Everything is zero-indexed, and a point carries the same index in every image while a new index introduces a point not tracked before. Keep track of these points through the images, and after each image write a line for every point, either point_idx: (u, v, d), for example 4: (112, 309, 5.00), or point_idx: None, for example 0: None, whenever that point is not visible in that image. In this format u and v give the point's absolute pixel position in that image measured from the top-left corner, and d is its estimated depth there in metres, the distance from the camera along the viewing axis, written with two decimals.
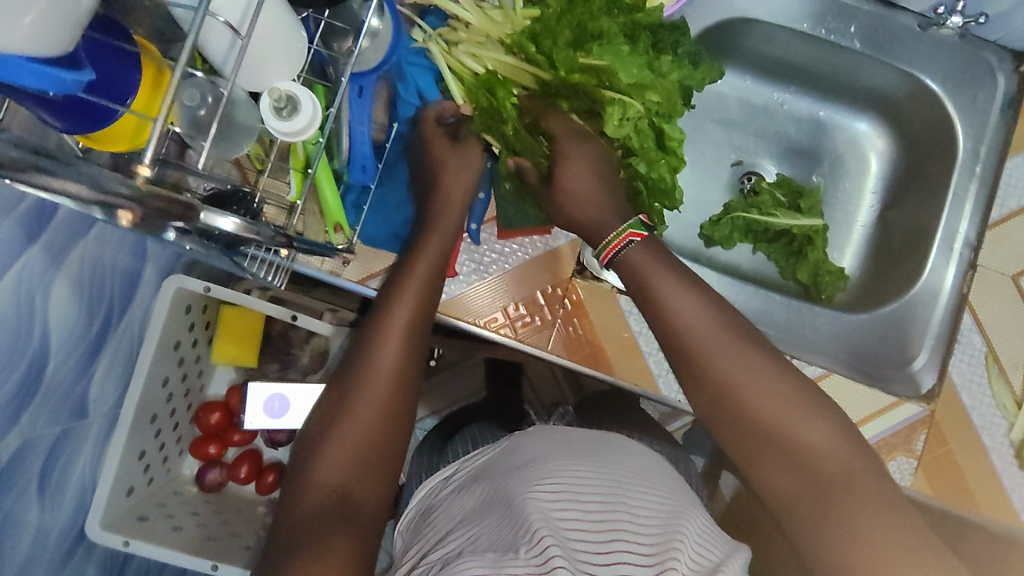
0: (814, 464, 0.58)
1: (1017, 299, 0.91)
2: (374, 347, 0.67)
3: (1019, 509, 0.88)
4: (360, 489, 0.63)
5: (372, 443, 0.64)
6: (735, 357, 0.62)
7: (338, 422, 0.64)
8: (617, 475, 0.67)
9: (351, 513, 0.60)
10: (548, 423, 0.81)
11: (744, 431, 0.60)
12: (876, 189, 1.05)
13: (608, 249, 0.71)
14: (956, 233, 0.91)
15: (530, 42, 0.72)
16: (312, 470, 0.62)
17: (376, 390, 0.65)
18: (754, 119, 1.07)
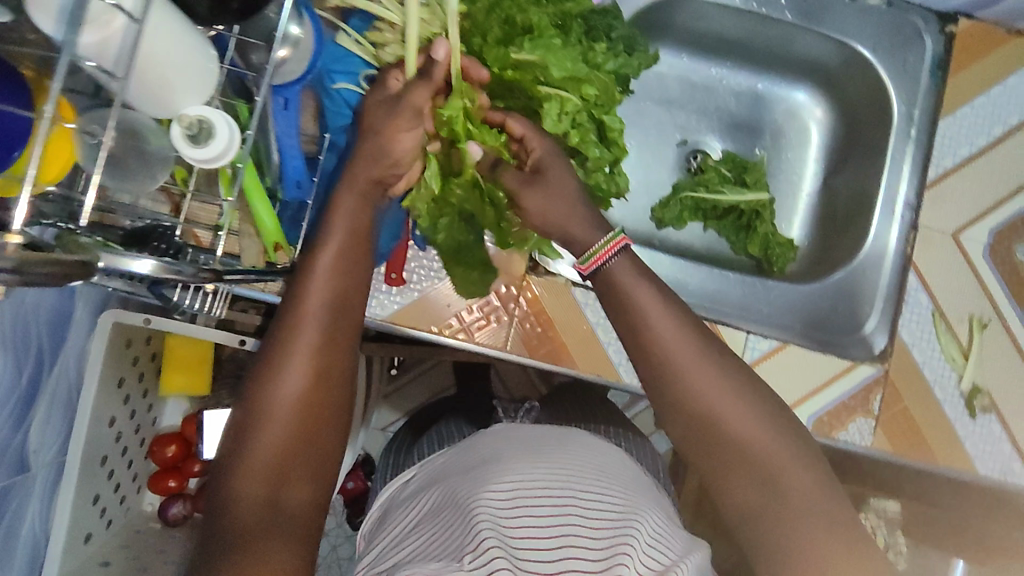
0: (763, 464, 0.61)
1: (958, 256, 0.92)
2: (292, 332, 0.61)
3: (971, 455, 0.90)
4: (291, 486, 0.59)
5: (301, 428, 0.60)
6: (702, 365, 0.63)
7: (259, 415, 0.59)
8: (575, 485, 0.70)
9: (284, 518, 0.57)
10: (514, 429, 0.82)
11: (698, 433, 0.63)
12: (818, 156, 1.07)
13: (590, 262, 0.68)
14: (896, 195, 0.94)
15: (460, 41, 0.72)
16: (237, 469, 0.58)
17: (297, 378, 0.60)
18: (695, 97, 1.09)
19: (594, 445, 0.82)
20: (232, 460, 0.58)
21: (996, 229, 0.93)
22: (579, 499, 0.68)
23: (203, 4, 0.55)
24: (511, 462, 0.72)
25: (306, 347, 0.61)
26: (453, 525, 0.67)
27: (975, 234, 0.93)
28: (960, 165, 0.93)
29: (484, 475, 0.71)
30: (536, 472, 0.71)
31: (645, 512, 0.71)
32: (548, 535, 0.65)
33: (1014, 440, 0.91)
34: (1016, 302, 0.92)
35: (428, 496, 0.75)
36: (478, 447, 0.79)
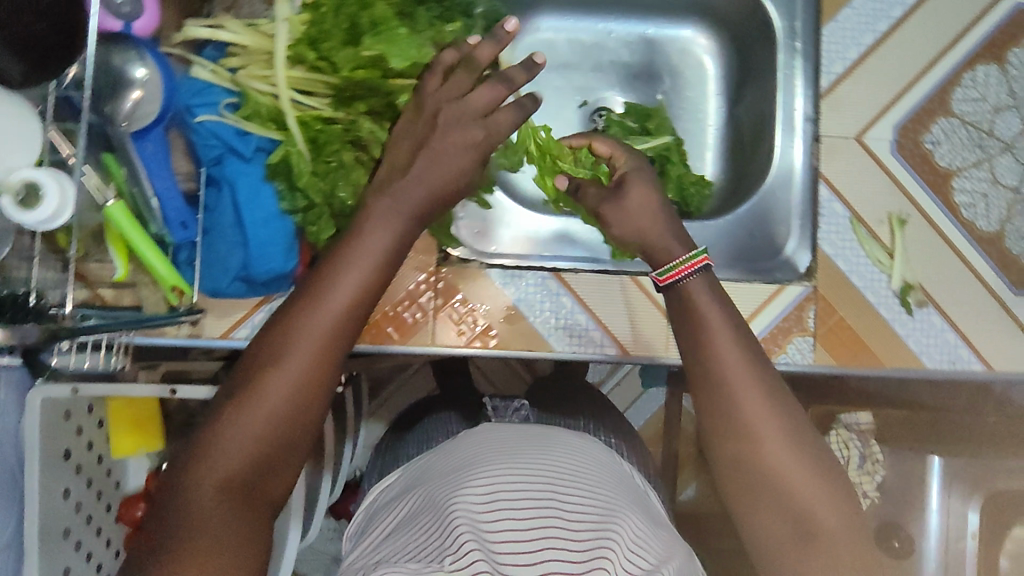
0: (795, 501, 0.60)
1: (866, 158, 0.92)
2: (301, 324, 0.59)
3: (917, 352, 0.90)
4: (259, 483, 0.57)
5: (287, 418, 0.58)
6: (755, 389, 0.63)
7: (242, 409, 0.57)
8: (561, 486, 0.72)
9: (249, 505, 0.57)
10: (505, 427, 0.83)
11: (733, 454, 0.63)
12: (718, 88, 1.06)
13: (672, 273, 0.70)
14: (794, 111, 0.94)
15: (311, 48, 0.71)
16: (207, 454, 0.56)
17: (291, 388, 0.58)
18: (587, 56, 1.07)
19: (585, 443, 0.84)
20: (203, 444, 0.57)
21: (898, 124, 0.93)
22: (563, 499, 0.70)
23: (15, 71, 0.53)
24: (497, 459, 0.74)
25: (311, 362, 0.58)
26: (432, 529, 0.69)
27: (879, 133, 0.92)
28: (852, 68, 0.92)
29: (468, 475, 0.72)
30: (525, 469, 0.72)
31: (626, 515, 0.71)
32: (528, 535, 0.66)
33: (955, 328, 0.91)
34: (931, 191, 0.92)
35: (412, 498, 0.77)
36: (469, 440, 0.80)
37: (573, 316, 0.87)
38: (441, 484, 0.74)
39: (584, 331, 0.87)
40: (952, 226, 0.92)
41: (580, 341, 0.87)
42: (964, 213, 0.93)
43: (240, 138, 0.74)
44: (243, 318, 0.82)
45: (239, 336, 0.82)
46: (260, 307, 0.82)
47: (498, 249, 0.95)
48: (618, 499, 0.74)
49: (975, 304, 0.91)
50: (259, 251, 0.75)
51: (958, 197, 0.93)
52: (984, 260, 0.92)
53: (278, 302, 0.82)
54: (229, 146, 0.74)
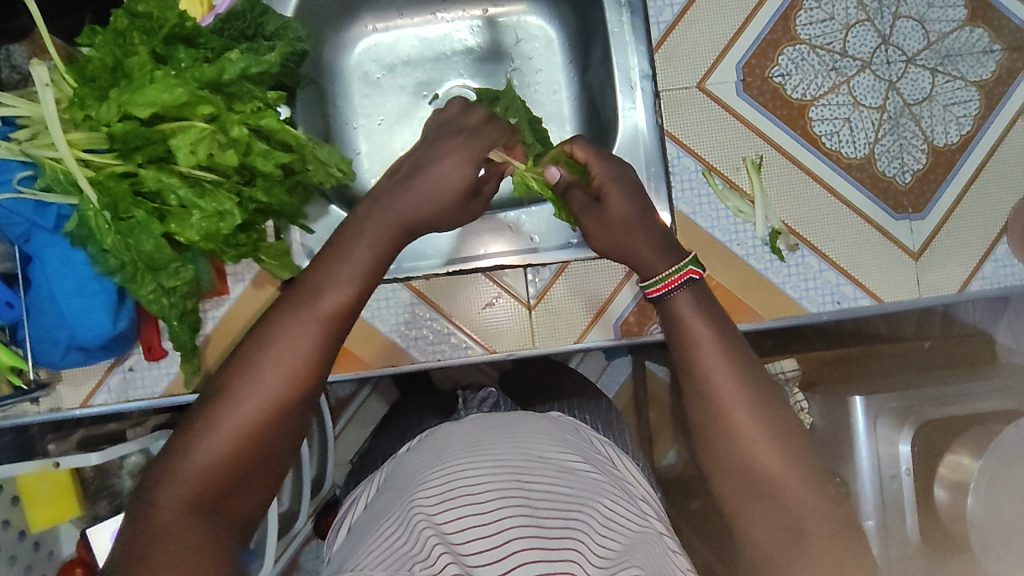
0: (786, 505, 0.55)
1: (710, 105, 0.87)
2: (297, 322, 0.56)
3: (797, 298, 0.86)
4: (237, 493, 0.53)
5: (271, 422, 0.54)
6: (729, 382, 0.59)
7: (216, 412, 0.53)
8: (526, 477, 0.66)
9: (217, 518, 0.51)
10: (471, 421, 0.78)
11: (722, 456, 0.58)
12: (567, 56, 1.02)
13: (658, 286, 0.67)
14: (632, 70, 0.88)
15: (80, 109, 0.69)
16: (179, 460, 0.52)
17: (271, 394, 0.54)
18: (427, 47, 1.02)
19: (551, 429, 0.78)
20: (174, 450, 0.52)
21: (742, 62, 0.87)
22: (526, 490, 0.64)
23: None
24: (460, 456, 0.69)
25: (299, 369, 0.55)
26: (396, 534, 0.63)
27: (722, 76, 0.87)
28: (681, 13, 0.88)
29: (432, 474, 0.67)
30: (488, 463, 0.67)
31: (597, 502, 0.67)
32: (492, 531, 0.60)
33: (834, 265, 0.86)
34: (788, 126, 0.87)
35: (384, 502, 0.72)
36: (433, 444, 0.77)
37: (430, 323, 0.88)
38: (408, 489, 0.69)
39: (443, 339, 0.88)
40: (815, 158, 0.87)
41: (441, 348, 0.88)
42: (827, 143, 0.87)
43: (40, 211, 0.73)
44: (99, 384, 0.84)
45: (98, 402, 0.84)
46: (114, 369, 0.84)
47: (492, 251, 0.90)
48: (588, 490, 0.68)
49: (850, 237, 0.87)
50: (81, 318, 0.75)
51: (817, 127, 0.87)
52: (855, 188, 0.87)
53: (130, 361, 0.84)
54: (32, 221, 0.73)
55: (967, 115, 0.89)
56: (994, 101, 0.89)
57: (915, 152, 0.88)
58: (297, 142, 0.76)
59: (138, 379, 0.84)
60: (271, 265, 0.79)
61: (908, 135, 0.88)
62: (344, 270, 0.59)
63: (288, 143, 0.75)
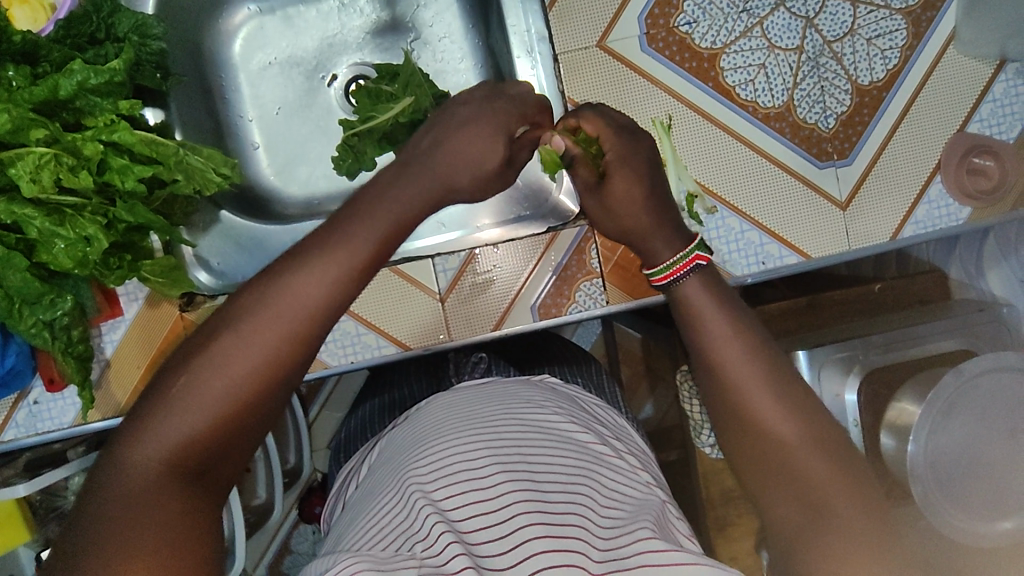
0: (799, 481, 0.50)
1: (613, 64, 0.81)
2: (286, 289, 0.47)
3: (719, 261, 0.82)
4: (218, 471, 0.46)
5: (253, 400, 0.46)
6: (734, 365, 0.54)
7: (201, 370, 0.45)
8: (530, 443, 0.58)
9: (200, 496, 0.44)
10: (465, 387, 0.70)
11: (740, 434, 0.54)
12: (468, 22, 0.95)
13: (666, 273, 0.63)
14: (527, 33, 0.84)
15: None
16: (157, 424, 0.44)
17: (271, 356, 0.46)
18: (319, 25, 0.95)
19: (543, 390, 0.70)
20: (147, 419, 0.45)
21: (644, 13, 0.81)
22: (529, 458, 0.57)
23: None
24: (455, 425, 0.61)
25: (283, 343, 0.46)
26: (391, 513, 0.56)
27: (623, 31, 0.81)
28: None
29: (424, 446, 0.60)
30: (491, 431, 0.59)
31: (607, 465, 0.61)
32: (496, 508, 0.53)
33: (756, 225, 0.82)
34: (698, 79, 0.81)
35: (374, 478, 0.65)
36: (424, 413, 0.68)
37: (340, 325, 0.84)
38: (400, 464, 0.61)
39: (355, 339, 0.84)
40: (729, 111, 0.82)
41: (354, 350, 0.84)
42: (742, 94, 0.81)
43: None
44: (5, 420, 0.79)
45: (8, 437, 0.79)
46: (19, 404, 0.79)
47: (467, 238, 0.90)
48: (594, 454, 0.61)
49: (772, 193, 0.82)
50: None
51: (730, 78, 0.81)
52: (774, 139, 0.82)
53: (34, 395, 0.79)
54: None
55: (894, 47, 0.83)
56: (921, 29, 0.83)
57: (838, 93, 0.82)
58: (159, 154, 0.72)
59: (45, 411, 0.79)
60: (160, 281, 0.76)
61: (829, 76, 0.82)
62: (339, 231, 0.49)
63: (150, 155, 0.71)
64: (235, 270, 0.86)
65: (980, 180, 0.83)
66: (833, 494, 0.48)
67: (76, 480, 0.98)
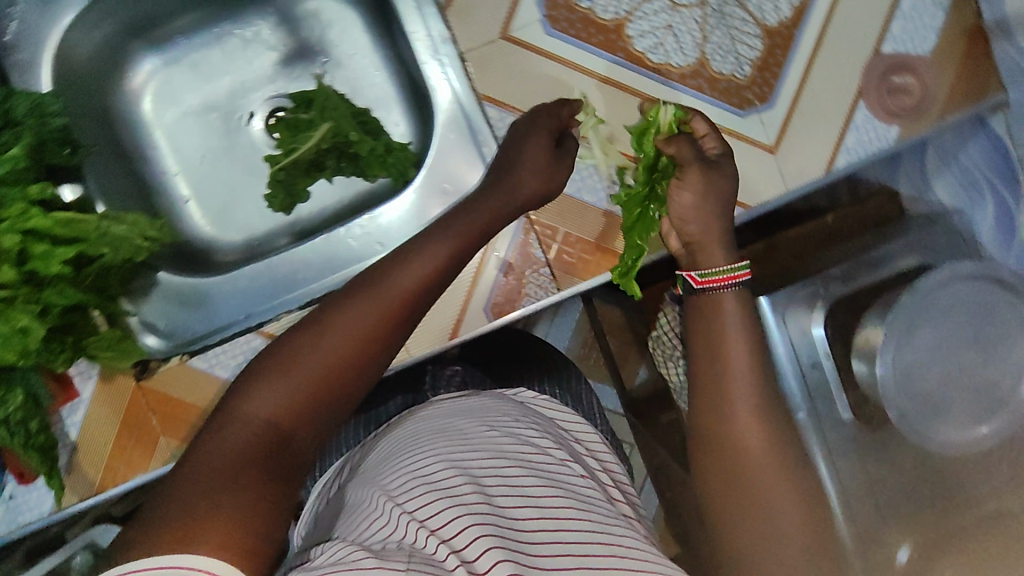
0: (757, 503, 0.60)
1: (520, 53, 0.81)
2: (372, 296, 0.57)
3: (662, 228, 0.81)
4: (293, 444, 0.51)
5: (332, 385, 0.54)
6: (744, 395, 0.65)
7: (296, 354, 0.54)
8: (510, 460, 0.60)
9: (276, 461, 0.49)
10: (451, 406, 0.72)
11: (726, 449, 0.63)
12: (373, 34, 0.93)
13: (711, 277, 0.70)
14: (429, 37, 0.80)
15: None
16: (255, 396, 0.52)
17: (349, 349, 0.55)
18: (228, 65, 0.94)
19: (519, 409, 0.73)
20: (242, 390, 0.52)
21: None
22: (506, 475, 0.59)
23: None
24: (442, 441, 0.62)
25: (361, 337, 0.56)
26: (373, 512, 0.55)
27: (524, 18, 0.81)
28: None
29: (410, 457, 0.60)
30: (478, 447, 0.61)
31: (579, 476, 0.64)
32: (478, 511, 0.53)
33: None
34: (607, 52, 0.81)
35: (352, 489, 0.64)
36: (407, 428, 0.69)
37: None
38: (383, 473, 0.61)
39: None
40: (645, 77, 0.81)
41: None
42: (653, 58, 0.81)
43: None
44: None
45: None
46: None
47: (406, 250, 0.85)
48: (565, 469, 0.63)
49: None
50: None
51: (639, 44, 0.81)
52: (694, 96, 0.81)
53: (8, 490, 0.78)
54: None
55: None
56: None
57: (748, 39, 0.82)
58: (80, 232, 0.70)
59: (22, 504, 0.78)
60: (109, 356, 0.75)
61: (737, 24, 0.82)
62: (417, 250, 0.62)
63: (70, 235, 0.70)
64: (184, 327, 0.82)
65: (903, 98, 0.83)
66: (780, 516, 0.59)
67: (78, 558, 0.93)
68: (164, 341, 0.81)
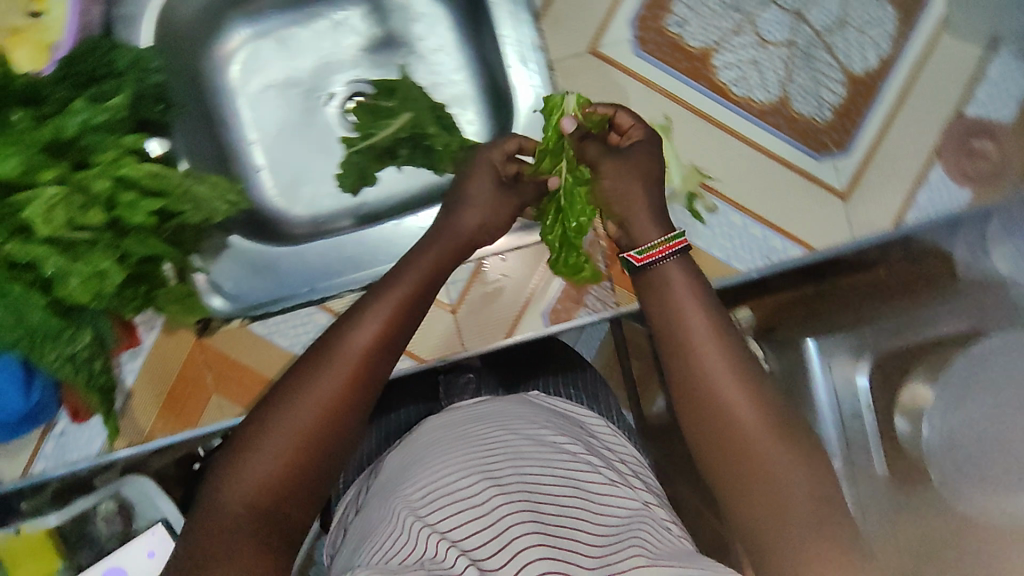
0: (768, 480, 0.51)
1: (606, 68, 0.82)
2: (344, 348, 0.55)
3: (724, 258, 0.82)
4: (287, 511, 0.52)
5: (319, 444, 0.53)
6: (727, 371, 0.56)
7: (274, 425, 0.52)
8: (520, 460, 0.60)
9: (271, 536, 0.50)
10: (452, 415, 0.71)
11: (723, 440, 0.54)
12: (460, 33, 0.96)
13: (651, 252, 0.62)
14: (519, 44, 0.81)
15: None
16: (237, 472, 0.51)
17: (321, 417, 0.53)
18: (316, 46, 0.97)
19: (525, 411, 0.72)
20: (227, 467, 0.52)
21: (633, 17, 0.83)
22: (521, 472, 0.58)
23: None
24: (452, 449, 0.62)
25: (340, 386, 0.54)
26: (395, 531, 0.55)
27: (613, 36, 0.83)
28: None
29: (426, 470, 0.60)
30: (488, 449, 0.61)
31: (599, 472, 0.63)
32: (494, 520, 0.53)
33: (758, 219, 0.83)
34: (691, 79, 0.82)
35: (371, 510, 0.64)
36: (417, 443, 0.68)
37: None
38: (398, 490, 0.61)
39: None
40: (726, 109, 0.82)
41: None
42: (736, 91, 0.82)
43: None
44: (34, 453, 0.82)
45: (37, 470, 0.82)
46: (46, 436, 0.82)
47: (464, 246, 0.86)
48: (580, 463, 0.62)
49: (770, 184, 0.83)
50: None
51: (724, 75, 0.82)
52: (771, 133, 0.82)
53: (60, 426, 0.82)
54: None
55: (883, 36, 0.84)
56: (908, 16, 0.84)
57: (831, 84, 0.83)
58: (166, 185, 0.73)
59: (71, 442, 0.83)
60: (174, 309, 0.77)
61: (822, 68, 0.83)
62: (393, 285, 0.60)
63: (157, 188, 0.72)
64: (249, 293, 0.84)
65: (980, 162, 0.83)
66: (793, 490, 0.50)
67: (106, 506, 0.95)
68: (229, 305, 0.83)
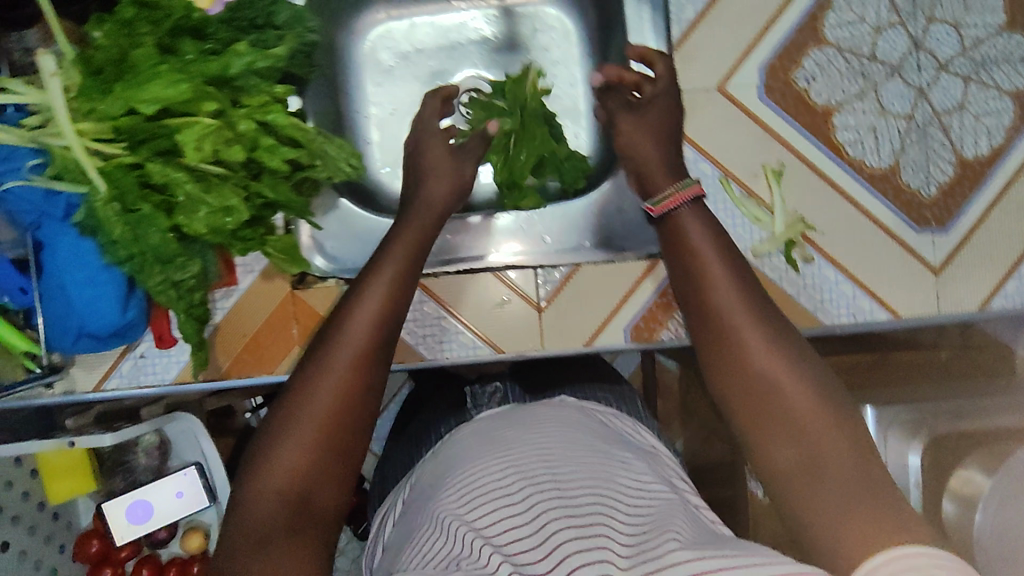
0: (813, 442, 0.51)
1: (731, 108, 0.85)
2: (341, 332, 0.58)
3: (812, 308, 0.84)
4: (318, 495, 0.53)
5: (337, 425, 0.55)
6: (763, 340, 0.56)
7: (291, 415, 0.55)
8: (551, 457, 0.57)
9: (308, 520, 0.51)
10: (479, 420, 0.70)
11: (762, 417, 0.54)
12: (587, 51, 0.99)
13: (665, 202, 0.69)
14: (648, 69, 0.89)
15: (89, 100, 0.66)
16: (266, 463, 0.53)
17: (337, 400, 0.55)
18: (447, 36, 1.00)
19: (558, 411, 0.69)
20: (256, 461, 0.54)
21: (765, 65, 0.86)
22: (552, 467, 0.56)
23: None
24: (487, 452, 0.60)
25: (349, 364, 0.57)
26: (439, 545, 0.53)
27: (743, 79, 0.86)
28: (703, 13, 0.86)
29: (463, 475, 0.59)
30: (520, 450, 0.59)
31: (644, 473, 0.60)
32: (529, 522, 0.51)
33: (850, 278, 0.84)
34: (809, 132, 0.85)
35: (412, 519, 0.62)
36: (451, 451, 0.67)
37: (437, 321, 0.87)
38: (438, 496, 0.59)
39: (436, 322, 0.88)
40: (838, 167, 0.85)
41: (445, 345, 0.87)
42: (850, 152, 0.85)
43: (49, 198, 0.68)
44: (111, 369, 0.83)
45: (112, 386, 0.83)
46: (126, 355, 0.83)
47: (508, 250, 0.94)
48: (610, 455, 0.60)
49: (867, 247, 0.84)
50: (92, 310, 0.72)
51: (841, 135, 0.85)
52: (876, 199, 0.85)
53: (141, 348, 0.83)
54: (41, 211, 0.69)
55: (999, 127, 0.86)
56: None
57: (942, 163, 0.85)
58: (304, 138, 0.76)
59: (149, 365, 0.84)
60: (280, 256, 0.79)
61: (935, 146, 0.86)
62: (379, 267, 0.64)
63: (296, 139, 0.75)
64: (347, 256, 0.89)
65: None
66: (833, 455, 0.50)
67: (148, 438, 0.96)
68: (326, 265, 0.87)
